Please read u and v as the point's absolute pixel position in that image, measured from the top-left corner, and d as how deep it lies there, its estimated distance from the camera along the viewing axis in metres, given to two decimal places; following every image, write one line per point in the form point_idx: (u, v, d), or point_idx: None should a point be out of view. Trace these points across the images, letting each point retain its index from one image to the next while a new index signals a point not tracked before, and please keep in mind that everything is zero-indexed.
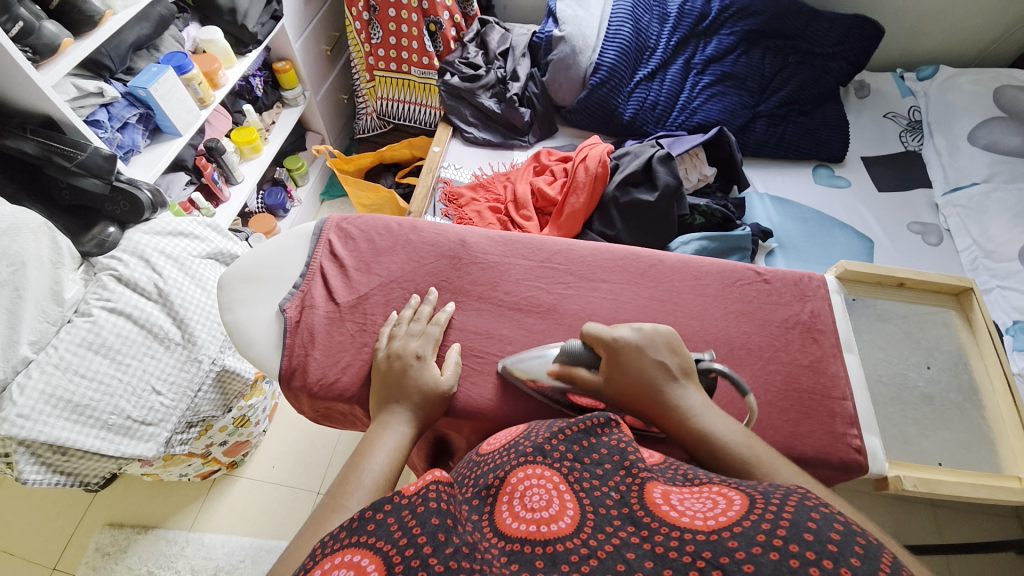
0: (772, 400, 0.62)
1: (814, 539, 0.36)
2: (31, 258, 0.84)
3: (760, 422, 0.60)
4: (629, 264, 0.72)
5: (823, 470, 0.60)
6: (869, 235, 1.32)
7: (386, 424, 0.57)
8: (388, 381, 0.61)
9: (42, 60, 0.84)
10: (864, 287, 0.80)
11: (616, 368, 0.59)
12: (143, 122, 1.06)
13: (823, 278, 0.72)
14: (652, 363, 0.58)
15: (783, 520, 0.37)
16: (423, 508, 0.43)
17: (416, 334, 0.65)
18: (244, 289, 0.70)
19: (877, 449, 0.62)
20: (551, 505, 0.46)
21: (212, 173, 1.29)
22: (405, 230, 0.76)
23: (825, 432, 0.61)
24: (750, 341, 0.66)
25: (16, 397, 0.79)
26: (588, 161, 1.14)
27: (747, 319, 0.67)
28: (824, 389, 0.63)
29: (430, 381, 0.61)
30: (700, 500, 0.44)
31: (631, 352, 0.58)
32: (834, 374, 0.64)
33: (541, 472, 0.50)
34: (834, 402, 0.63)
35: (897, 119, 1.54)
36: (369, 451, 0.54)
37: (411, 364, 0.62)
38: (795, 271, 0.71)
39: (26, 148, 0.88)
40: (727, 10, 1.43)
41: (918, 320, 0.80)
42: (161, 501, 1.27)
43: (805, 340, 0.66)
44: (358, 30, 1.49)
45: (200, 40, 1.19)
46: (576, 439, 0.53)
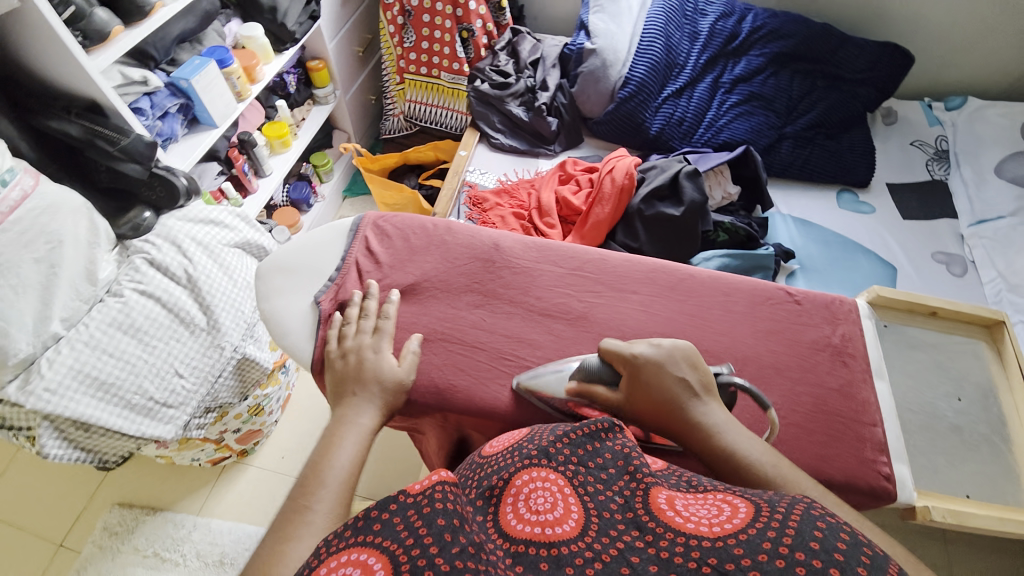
0: (801, 422, 0.62)
1: (820, 548, 0.37)
2: (68, 236, 0.84)
3: (788, 443, 0.60)
4: (658, 277, 0.72)
5: (852, 496, 0.59)
6: (893, 262, 1.31)
7: (346, 422, 0.58)
8: (345, 377, 0.62)
9: (91, 46, 0.86)
10: (896, 314, 0.79)
11: (637, 384, 0.59)
12: (182, 112, 1.10)
13: (854, 303, 0.72)
14: (674, 379, 0.58)
15: (789, 529, 0.38)
16: (429, 508, 0.43)
17: (369, 329, 0.67)
18: (281, 279, 0.72)
19: (907, 478, 0.62)
20: (556, 508, 0.46)
21: (242, 165, 1.32)
22: (440, 232, 0.77)
23: (854, 457, 0.60)
24: (779, 361, 0.66)
25: (44, 370, 0.80)
26: (615, 173, 1.15)
27: (776, 338, 0.67)
28: (853, 413, 0.63)
29: (387, 372, 0.63)
30: (705, 507, 0.45)
31: (652, 368, 0.58)
32: (864, 399, 0.64)
33: (546, 475, 0.50)
34: (864, 427, 0.62)
35: (924, 147, 1.52)
36: (331, 449, 0.55)
37: (367, 357, 0.64)
38: (825, 294, 0.71)
39: (70, 130, 0.88)
40: (757, 32, 1.44)
41: (948, 350, 0.79)
42: (171, 485, 1.28)
43: (835, 363, 0.66)
44: (392, 33, 1.52)
45: (241, 36, 1.22)
46: (581, 444, 0.53)
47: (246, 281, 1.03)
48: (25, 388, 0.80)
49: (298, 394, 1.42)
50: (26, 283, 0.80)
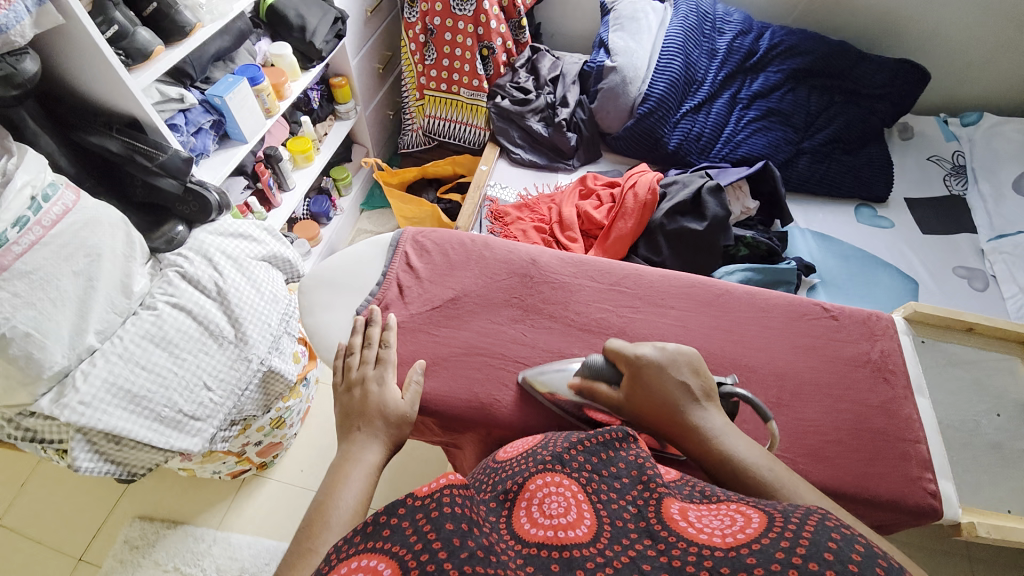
0: (844, 439, 0.61)
1: (835, 558, 0.36)
2: (106, 250, 0.85)
3: (832, 460, 0.60)
4: (696, 292, 0.73)
5: (898, 515, 0.58)
6: (913, 276, 1.31)
7: (352, 460, 0.58)
8: (351, 411, 0.63)
9: (134, 64, 0.89)
10: (932, 330, 0.78)
11: (638, 386, 0.60)
12: (215, 129, 1.12)
13: (891, 319, 0.71)
14: (675, 383, 0.59)
15: (802, 539, 0.38)
16: (438, 513, 0.43)
17: (371, 360, 0.67)
18: (323, 293, 0.76)
19: (953, 496, 0.61)
20: (569, 513, 0.47)
21: (268, 179, 1.34)
22: (478, 247, 0.79)
23: (899, 475, 0.60)
24: (818, 376, 0.66)
25: (79, 383, 0.81)
26: (638, 188, 1.16)
27: (816, 354, 0.67)
28: (896, 431, 0.63)
29: (391, 405, 0.63)
30: (717, 517, 0.45)
31: (654, 370, 0.60)
32: (908, 416, 0.63)
33: (559, 480, 0.52)
34: (907, 444, 0.62)
35: (941, 162, 1.53)
36: (336, 489, 0.55)
37: (370, 389, 0.64)
38: (863, 310, 0.71)
39: (110, 145, 0.91)
40: (774, 49, 1.46)
41: (986, 366, 0.78)
42: (191, 498, 1.28)
43: (876, 380, 0.66)
44: (413, 50, 1.55)
45: (270, 54, 1.25)
46: (595, 451, 0.55)
47: (273, 294, 1.05)
48: (59, 401, 0.80)
49: (316, 408, 1.42)
50: (65, 296, 0.80)
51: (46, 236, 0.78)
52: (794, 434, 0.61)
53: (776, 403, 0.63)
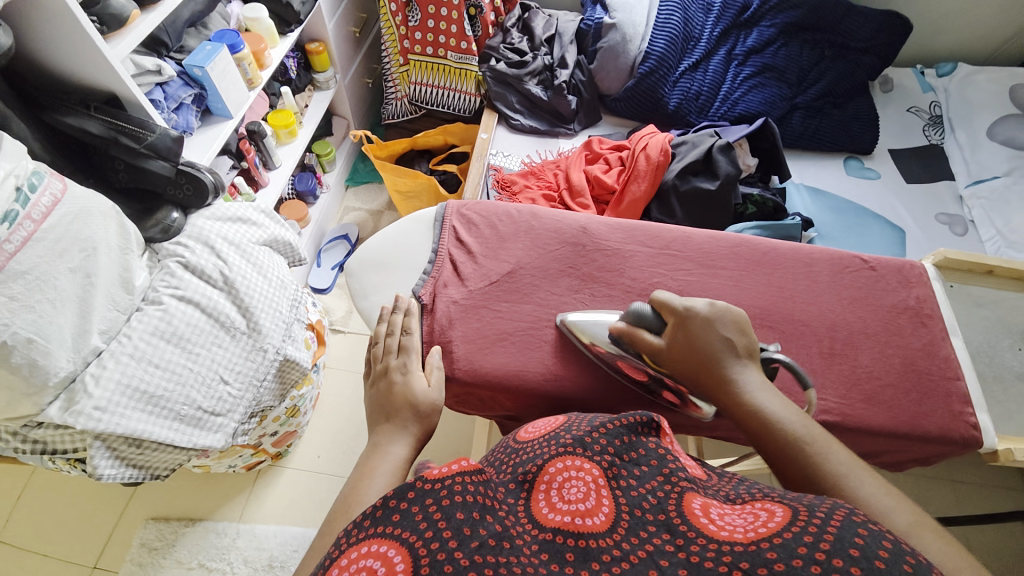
0: (895, 382, 0.70)
1: (860, 556, 0.35)
2: (102, 242, 0.77)
3: (889, 403, 0.69)
4: (744, 252, 0.78)
5: (947, 445, 0.68)
6: (902, 225, 1.34)
7: (383, 453, 0.57)
8: (380, 402, 0.62)
9: (109, 32, 0.81)
10: (957, 274, 0.84)
11: (682, 336, 0.61)
12: (196, 103, 1.04)
13: (923, 267, 0.80)
14: (719, 338, 0.60)
15: (827, 534, 0.37)
16: (449, 501, 0.43)
17: (394, 349, 0.68)
18: (377, 274, 0.79)
19: (989, 426, 0.71)
20: (588, 499, 0.47)
21: (253, 157, 1.25)
22: (525, 217, 0.83)
23: (946, 411, 0.69)
24: (865, 326, 0.74)
25: (90, 388, 0.75)
26: (650, 150, 1.15)
27: (860, 304, 0.75)
28: (939, 370, 0.72)
29: (419, 395, 0.63)
30: (741, 515, 0.43)
31: (700, 325, 0.61)
32: (946, 356, 0.73)
33: (580, 464, 0.51)
34: (949, 382, 0.71)
35: (920, 113, 1.56)
36: (366, 481, 0.53)
37: (393, 372, 0.65)
38: (897, 260, 0.80)
39: (89, 127, 0.83)
40: (768, 2, 1.45)
41: (1008, 306, 0.83)
42: (205, 495, 1.24)
43: (916, 324, 0.74)
44: (394, 12, 1.45)
45: (244, 18, 1.15)
46: (618, 435, 0.54)
47: (280, 279, 0.99)
48: (70, 409, 0.74)
49: (326, 392, 1.39)
50: (64, 296, 0.73)
51: (39, 231, 0.70)
52: (853, 382, 0.70)
53: (829, 352, 0.71)
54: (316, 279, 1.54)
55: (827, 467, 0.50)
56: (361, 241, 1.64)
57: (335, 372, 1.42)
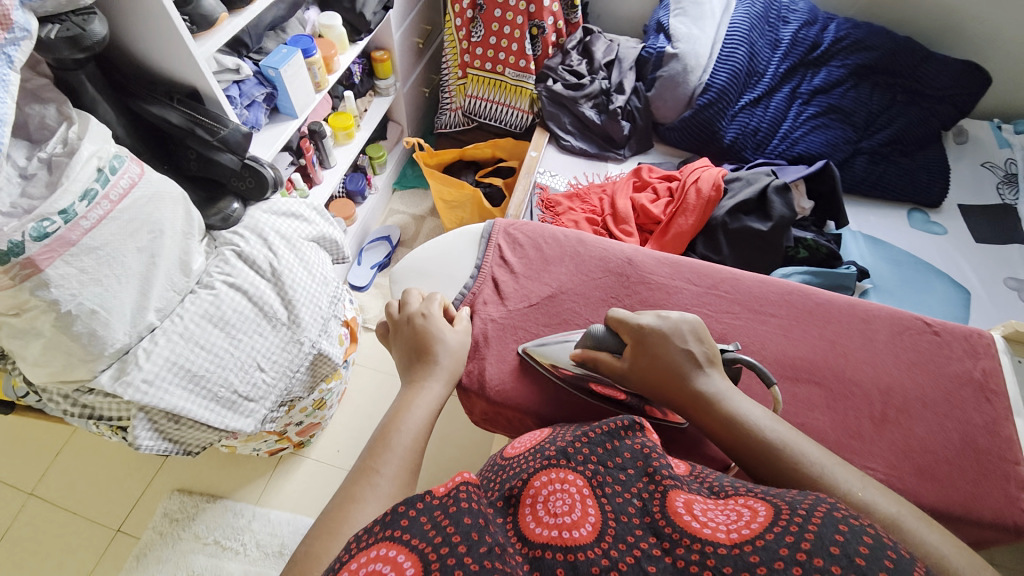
0: (951, 458, 0.65)
1: (840, 553, 0.38)
2: (168, 226, 0.82)
3: (942, 479, 0.64)
4: (796, 300, 0.75)
5: (1000, 534, 0.62)
6: (966, 285, 1.25)
7: (418, 389, 0.62)
8: (408, 344, 0.67)
9: (199, 32, 0.87)
10: None
11: (641, 352, 0.63)
12: (266, 102, 1.09)
13: (991, 337, 0.75)
14: (680, 352, 0.62)
15: (807, 535, 0.39)
16: (456, 508, 0.45)
17: (415, 299, 0.72)
18: (418, 283, 0.80)
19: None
20: (574, 511, 0.46)
21: (311, 156, 1.32)
22: (572, 243, 0.83)
23: (1002, 495, 0.64)
24: (924, 394, 0.69)
25: (141, 361, 0.79)
26: (701, 183, 1.13)
27: (920, 370, 0.70)
28: (1000, 451, 0.66)
29: (443, 336, 0.68)
30: (723, 512, 0.45)
31: (659, 338, 0.63)
32: (1009, 437, 0.67)
33: (565, 476, 0.50)
34: (1008, 464, 0.65)
35: (995, 169, 1.44)
36: (404, 412, 0.59)
37: (419, 318, 0.69)
38: (963, 327, 0.75)
39: (172, 117, 0.89)
40: (839, 43, 1.41)
41: None
42: (228, 474, 1.28)
43: (979, 399, 0.69)
44: (458, 26, 1.50)
45: (320, 25, 1.21)
46: (600, 442, 0.54)
47: (323, 275, 1.02)
48: (120, 378, 0.78)
49: (352, 389, 1.42)
50: (129, 273, 0.78)
51: (114, 211, 0.75)
52: (905, 452, 0.65)
53: (880, 417, 0.67)
54: (355, 277, 1.58)
55: (805, 466, 0.53)
56: (403, 244, 1.67)
57: (362, 370, 1.44)
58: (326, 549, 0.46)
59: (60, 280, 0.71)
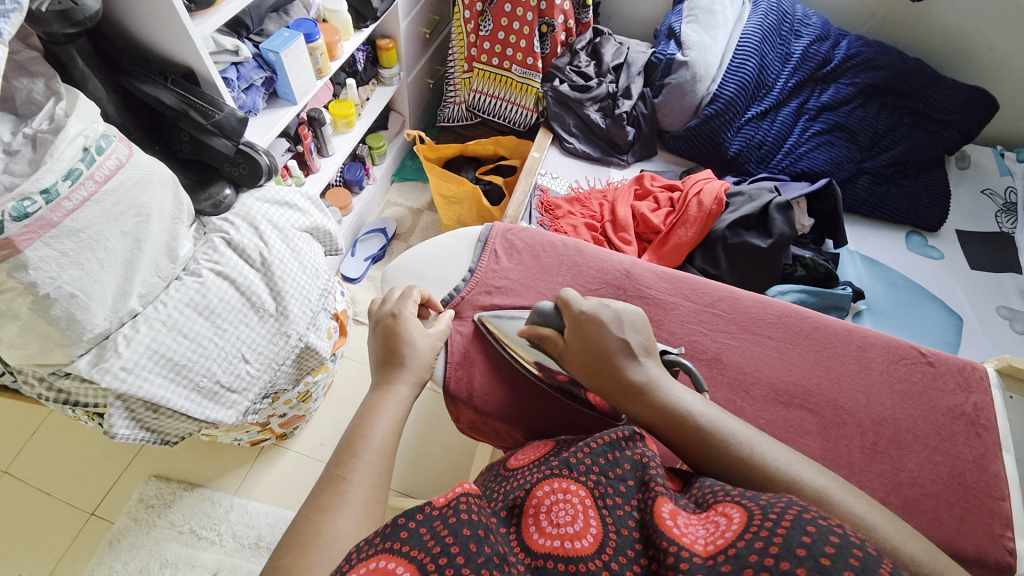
0: (937, 492, 0.65)
1: (806, 555, 0.37)
2: (156, 210, 0.80)
3: (928, 513, 0.63)
4: (792, 323, 0.75)
5: (981, 571, 0.62)
6: (959, 311, 1.25)
7: (386, 391, 0.61)
8: (382, 343, 0.66)
9: (197, 11, 0.84)
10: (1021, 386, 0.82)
11: (577, 336, 0.63)
12: (265, 86, 1.07)
13: (984, 370, 0.74)
14: (616, 340, 0.62)
15: (777, 536, 0.38)
16: (455, 519, 0.44)
17: (393, 299, 0.71)
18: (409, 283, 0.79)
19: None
20: (576, 521, 0.45)
21: (309, 143, 1.29)
22: (570, 252, 0.82)
23: (985, 533, 0.63)
24: (915, 426, 0.69)
25: (121, 348, 0.77)
26: (703, 196, 1.12)
27: (912, 402, 0.70)
28: (986, 487, 0.66)
29: (416, 335, 0.66)
30: (703, 525, 0.44)
31: (596, 326, 0.63)
32: (995, 473, 0.67)
33: (567, 486, 0.49)
34: (994, 501, 0.65)
35: (994, 197, 1.44)
36: (372, 417, 0.57)
37: (388, 321, 0.67)
38: (957, 359, 0.74)
39: (164, 97, 0.86)
40: (850, 60, 1.39)
41: None
42: (207, 462, 1.26)
43: (969, 434, 0.69)
44: (466, 19, 1.47)
45: (324, 9, 1.18)
46: (601, 453, 0.52)
47: (314, 267, 1.00)
48: (98, 365, 0.76)
49: (338, 381, 1.40)
50: (112, 257, 0.75)
51: (99, 192, 0.73)
52: (893, 484, 0.65)
53: (872, 447, 0.66)
54: (348, 268, 1.56)
55: (738, 454, 0.53)
56: (398, 238, 1.65)
57: (350, 364, 1.43)
58: (297, 562, 0.45)
59: (39, 262, 0.68)
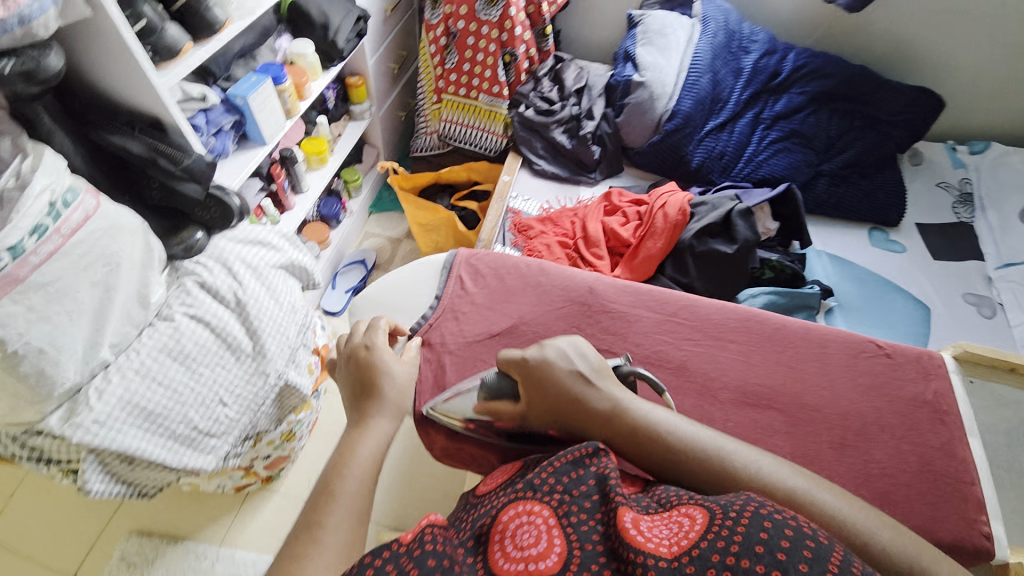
0: (908, 481, 0.66)
1: (764, 551, 0.39)
2: (126, 258, 0.81)
3: (900, 503, 0.65)
4: (754, 326, 0.77)
5: (959, 557, 0.63)
6: (926, 302, 1.29)
7: (365, 426, 0.61)
8: (356, 379, 0.67)
9: (161, 61, 0.88)
10: (979, 369, 0.86)
11: (533, 388, 0.62)
12: (234, 129, 1.09)
13: (942, 358, 0.77)
14: (568, 377, 0.61)
15: (738, 535, 0.41)
16: (419, 551, 0.45)
17: (362, 331, 0.72)
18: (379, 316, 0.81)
19: (1003, 537, 0.67)
20: (539, 542, 0.45)
21: (282, 181, 1.31)
22: (534, 272, 0.84)
23: (959, 518, 0.65)
24: (880, 418, 0.71)
25: (93, 401, 0.76)
26: (668, 208, 1.16)
27: (875, 393, 0.72)
28: (955, 472, 0.68)
29: (388, 366, 0.68)
30: (666, 525, 0.45)
31: (545, 370, 0.62)
32: (964, 457, 0.69)
33: (532, 507, 0.49)
34: (965, 486, 0.67)
35: (949, 189, 1.50)
36: (350, 455, 0.58)
37: (364, 358, 0.68)
38: (916, 348, 0.77)
39: (132, 146, 0.88)
40: (798, 71, 1.47)
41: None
42: (190, 512, 1.23)
43: (934, 420, 0.71)
44: (432, 53, 1.53)
45: (291, 53, 1.22)
46: (565, 471, 0.52)
47: (291, 304, 1.00)
48: (70, 420, 0.75)
49: (324, 416, 1.39)
50: (82, 308, 0.76)
51: (66, 245, 0.74)
52: (863, 477, 0.66)
53: (840, 442, 0.68)
54: (329, 301, 1.56)
55: (721, 470, 0.54)
56: (377, 268, 1.66)
57: (334, 398, 1.42)
58: None
59: (6, 319, 0.69)
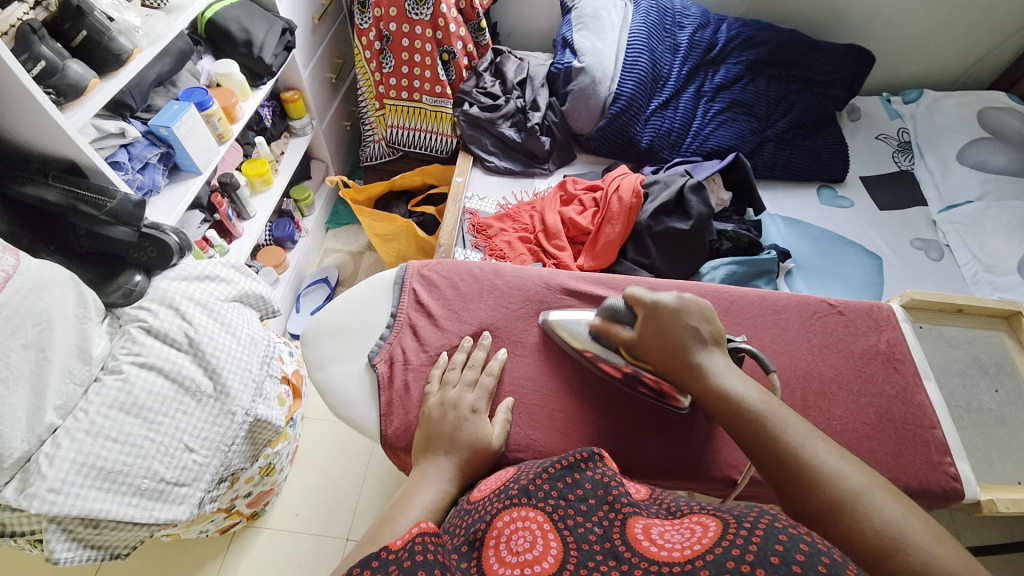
0: (871, 433, 0.69)
1: (780, 562, 0.36)
2: (57, 314, 0.76)
3: (866, 455, 0.67)
4: (711, 300, 0.78)
5: (926, 498, 0.67)
6: (877, 252, 1.34)
7: (434, 474, 0.61)
8: (444, 429, 0.66)
9: (66, 103, 0.81)
10: (928, 314, 0.94)
11: (651, 325, 0.67)
12: (163, 161, 1.04)
13: (891, 308, 0.80)
14: (688, 327, 0.65)
15: (752, 546, 0.38)
16: (411, 561, 0.41)
17: (468, 381, 0.72)
18: (334, 343, 0.78)
19: (970, 474, 0.70)
20: (535, 547, 0.45)
21: (225, 210, 1.25)
22: (488, 275, 0.84)
23: (923, 462, 0.68)
24: (838, 374, 0.73)
25: (44, 469, 0.71)
26: (622, 192, 1.16)
27: (831, 351, 0.75)
28: (915, 418, 0.71)
29: (485, 436, 0.66)
30: (679, 531, 0.45)
31: (667, 315, 0.66)
32: (921, 402, 0.72)
33: (526, 513, 0.50)
34: (926, 430, 0.70)
35: (888, 140, 1.56)
36: (410, 500, 0.58)
37: (465, 417, 0.67)
38: (864, 302, 0.80)
39: (49, 195, 0.84)
40: (733, 41, 1.49)
41: (976, 341, 0.94)
42: (175, 562, 1.18)
43: (888, 370, 0.74)
44: (368, 58, 1.48)
45: (215, 74, 1.17)
46: (561, 477, 0.54)
47: (249, 336, 0.95)
48: (24, 491, 0.70)
49: (303, 444, 1.35)
50: (17, 374, 0.71)
51: None
52: (829, 434, 0.68)
53: (804, 404, 0.70)
54: (294, 326, 1.52)
55: (785, 438, 0.55)
56: (342, 286, 1.62)
57: (312, 425, 1.38)
58: None
59: None
